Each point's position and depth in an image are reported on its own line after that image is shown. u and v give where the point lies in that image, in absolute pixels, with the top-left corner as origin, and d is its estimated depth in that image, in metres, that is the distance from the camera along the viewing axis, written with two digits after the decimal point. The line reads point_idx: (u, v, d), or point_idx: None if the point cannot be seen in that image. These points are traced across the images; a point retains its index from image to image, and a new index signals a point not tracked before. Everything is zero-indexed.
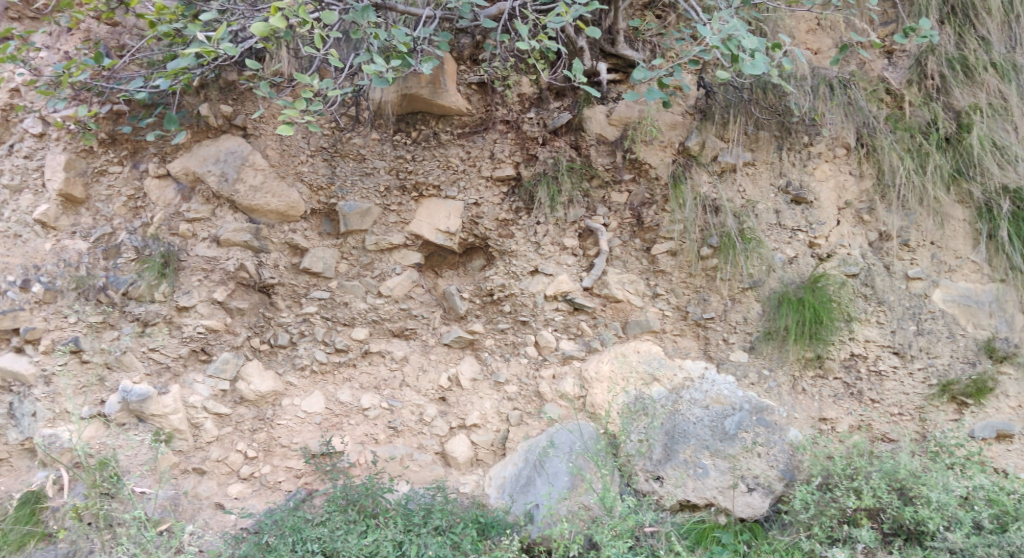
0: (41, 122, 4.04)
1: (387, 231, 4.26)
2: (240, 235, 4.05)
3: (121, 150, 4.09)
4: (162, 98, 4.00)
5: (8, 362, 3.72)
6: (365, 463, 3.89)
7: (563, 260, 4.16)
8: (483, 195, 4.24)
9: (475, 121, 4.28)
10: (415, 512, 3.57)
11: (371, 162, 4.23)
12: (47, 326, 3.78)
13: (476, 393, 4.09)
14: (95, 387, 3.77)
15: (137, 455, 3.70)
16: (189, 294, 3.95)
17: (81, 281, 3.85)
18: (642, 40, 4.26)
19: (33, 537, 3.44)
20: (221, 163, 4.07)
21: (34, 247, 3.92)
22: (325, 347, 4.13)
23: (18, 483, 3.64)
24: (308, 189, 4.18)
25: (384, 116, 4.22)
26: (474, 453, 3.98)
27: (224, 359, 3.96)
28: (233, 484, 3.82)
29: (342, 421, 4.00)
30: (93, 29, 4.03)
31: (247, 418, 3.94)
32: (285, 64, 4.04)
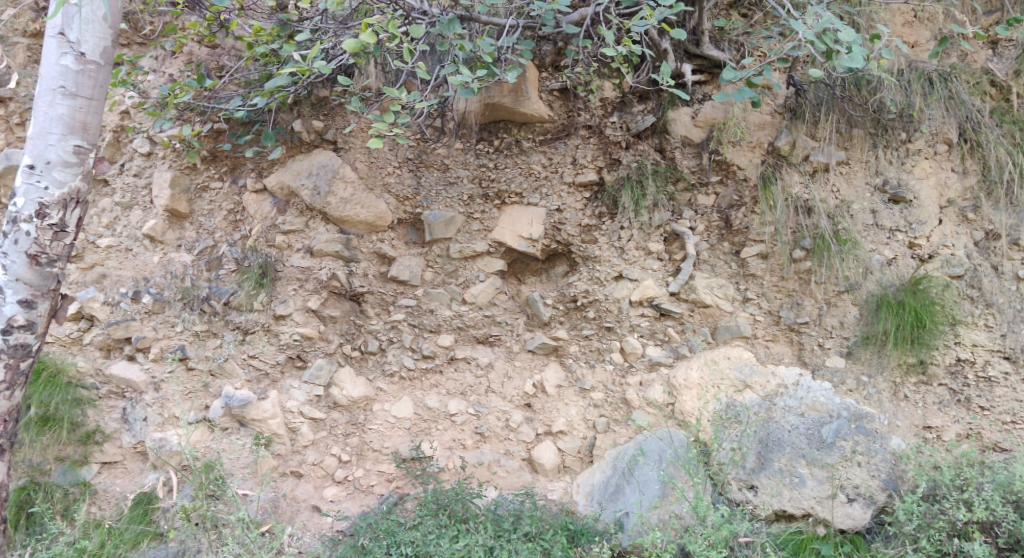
0: (148, 141, 4.27)
1: (471, 239, 4.31)
2: (331, 245, 4.18)
3: (221, 167, 4.29)
4: (259, 116, 4.18)
5: (121, 370, 3.94)
6: (454, 468, 3.95)
7: (648, 265, 4.11)
8: (565, 201, 4.23)
9: (557, 127, 4.28)
10: (504, 518, 3.59)
11: (454, 172, 4.30)
12: (156, 334, 4.00)
13: (562, 400, 4.10)
14: (200, 393, 3.94)
15: (239, 459, 3.85)
16: (285, 303, 4.08)
17: (187, 292, 4.06)
18: (729, 39, 4.17)
19: (146, 536, 3.58)
20: (313, 177, 4.20)
21: (143, 260, 4.15)
22: (413, 353, 4.21)
23: (132, 485, 3.80)
24: (395, 200, 4.28)
25: (467, 126, 4.28)
26: (561, 460, 3.98)
27: (318, 366, 4.09)
28: (329, 488, 3.93)
29: (431, 426, 4.07)
30: (195, 52, 4.25)
31: (341, 423, 4.06)
32: (373, 79, 4.14)
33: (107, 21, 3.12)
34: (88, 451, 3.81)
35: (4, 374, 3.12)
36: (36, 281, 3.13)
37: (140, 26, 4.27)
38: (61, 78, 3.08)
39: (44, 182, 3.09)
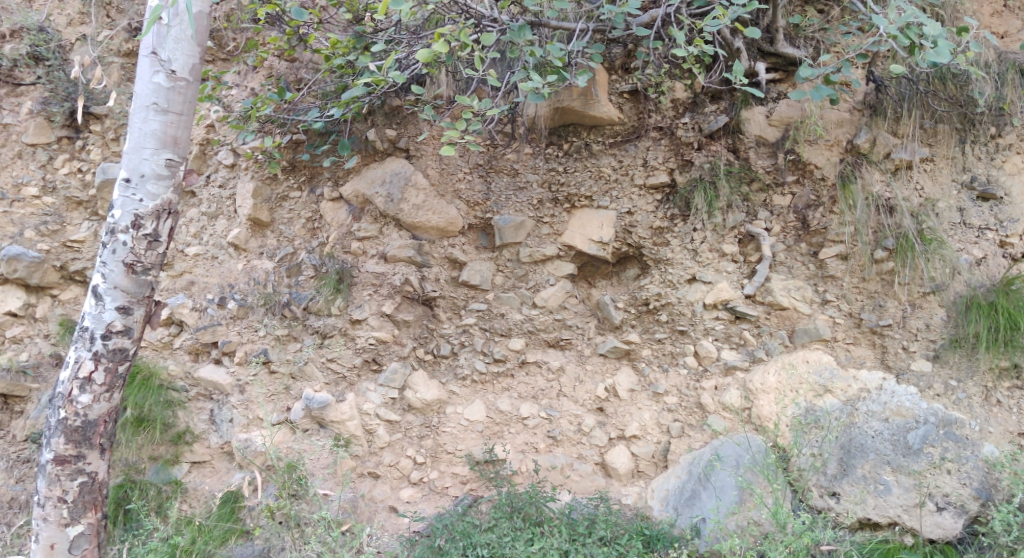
0: (232, 153, 4.47)
1: (541, 242, 4.31)
2: (405, 250, 4.25)
3: (300, 177, 4.44)
4: (335, 126, 4.32)
5: (209, 373, 4.11)
6: (527, 472, 3.97)
7: (722, 267, 4.06)
8: (636, 203, 4.20)
9: (627, 129, 4.24)
10: (579, 522, 3.60)
11: (524, 176, 4.32)
12: (240, 338, 4.16)
13: (635, 404, 4.06)
14: (282, 395, 4.07)
15: (320, 460, 3.96)
16: (361, 308, 4.19)
17: (269, 298, 4.20)
18: (804, 36, 4.09)
19: (234, 533, 3.72)
20: (387, 185, 4.29)
21: (228, 268, 4.33)
22: (484, 356, 4.23)
23: (219, 484, 3.94)
24: (465, 206, 4.34)
25: (537, 130, 4.31)
26: (635, 465, 3.95)
27: (393, 369, 4.14)
28: (405, 489, 4.00)
29: (503, 429, 4.10)
30: (274, 66, 4.41)
31: (415, 425, 4.11)
32: (444, 87, 4.22)
33: (195, 39, 3.26)
34: (179, 451, 3.99)
35: (104, 377, 3.28)
36: (132, 289, 3.28)
37: (224, 43, 4.49)
38: (154, 96, 3.23)
39: (139, 195, 3.26)
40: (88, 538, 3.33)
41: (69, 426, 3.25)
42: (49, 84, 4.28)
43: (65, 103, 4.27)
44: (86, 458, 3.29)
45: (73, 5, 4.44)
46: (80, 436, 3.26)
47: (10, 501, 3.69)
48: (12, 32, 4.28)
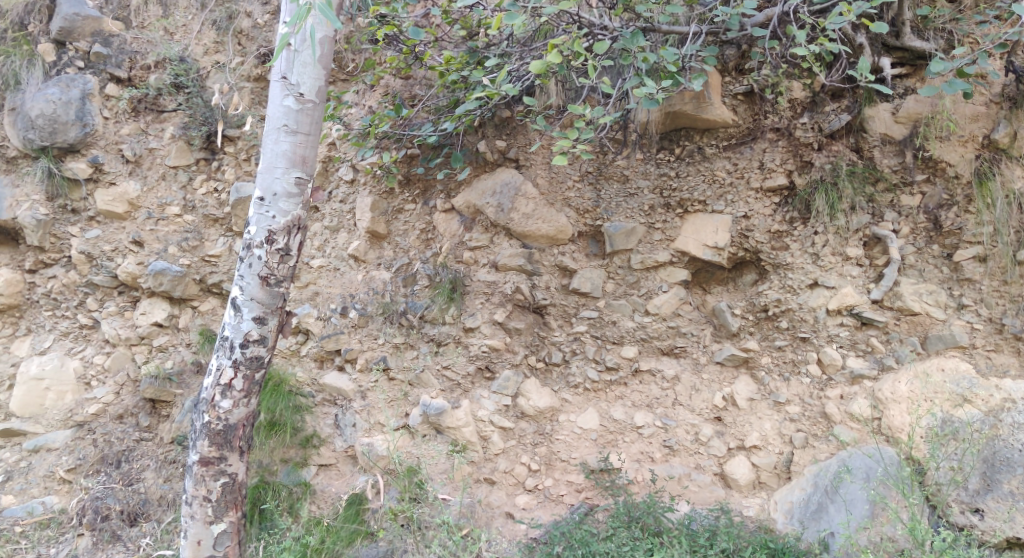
0: (352, 169, 4.66)
1: (653, 249, 4.22)
2: (515, 259, 4.26)
3: (414, 190, 4.57)
4: (447, 140, 4.43)
5: (334, 380, 4.31)
6: (644, 481, 3.94)
7: (846, 271, 3.91)
8: (752, 207, 4.08)
9: (742, 131, 4.12)
10: (699, 533, 3.53)
11: (634, 182, 4.24)
12: (361, 346, 4.34)
13: (755, 414, 3.95)
14: (401, 401, 4.22)
15: (438, 464, 4.06)
16: (474, 316, 4.25)
17: (387, 307, 4.36)
18: (934, 28, 3.89)
19: (359, 535, 3.81)
20: (497, 196, 4.32)
21: (349, 279, 4.51)
22: (596, 364, 4.21)
23: (345, 486, 4.10)
24: (575, 213, 4.29)
25: (648, 135, 4.23)
26: (756, 476, 3.85)
27: (506, 377, 4.19)
28: (521, 496, 4.03)
29: (618, 438, 4.07)
30: (390, 84, 4.56)
31: (529, 433, 4.14)
32: (555, 97, 4.25)
33: (320, 63, 3.41)
34: (308, 454, 4.18)
35: (243, 384, 3.47)
36: (266, 300, 3.46)
37: (344, 64, 4.70)
38: (284, 118, 3.40)
39: (272, 212, 3.43)
40: (230, 535, 3.54)
41: (212, 430, 3.46)
42: (188, 110, 4.62)
43: (203, 127, 4.59)
44: (227, 460, 3.50)
45: (209, 35, 4.75)
46: (222, 439, 3.47)
47: (159, 499, 3.92)
48: (157, 63, 4.65)
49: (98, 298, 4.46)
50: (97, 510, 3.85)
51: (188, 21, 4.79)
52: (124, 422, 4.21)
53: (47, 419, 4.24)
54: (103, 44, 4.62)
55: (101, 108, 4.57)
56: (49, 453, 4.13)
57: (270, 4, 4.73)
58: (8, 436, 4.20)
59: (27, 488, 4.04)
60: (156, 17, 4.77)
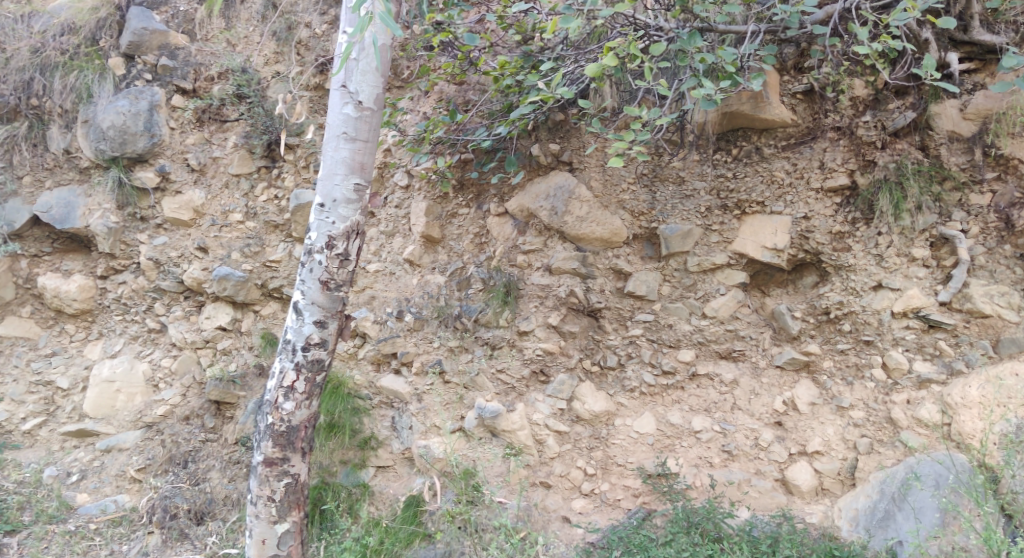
0: (407, 175, 4.71)
1: (710, 251, 4.17)
2: (569, 262, 4.26)
3: (468, 195, 4.60)
4: (502, 143, 4.42)
5: (390, 383, 4.36)
6: (703, 487, 3.88)
7: (912, 273, 3.81)
8: (813, 208, 4.01)
9: (802, 131, 4.05)
10: (761, 540, 3.48)
11: (691, 184, 4.20)
12: (417, 349, 4.39)
13: (817, 419, 3.87)
14: (456, 404, 4.24)
15: (494, 468, 4.08)
16: (528, 319, 4.26)
17: (442, 311, 4.40)
18: (1004, 21, 3.78)
19: (417, 536, 3.84)
20: (551, 199, 4.31)
21: (404, 283, 4.56)
22: (652, 368, 4.16)
23: (402, 488, 4.12)
24: (630, 216, 4.26)
25: (704, 136, 4.18)
26: (819, 482, 3.77)
27: (561, 380, 4.18)
28: (577, 500, 4.01)
29: (675, 443, 4.01)
30: (444, 90, 4.61)
31: (584, 437, 4.12)
32: (610, 99, 4.22)
33: (379, 71, 3.45)
34: (366, 455, 4.22)
35: (305, 386, 3.54)
36: (327, 304, 3.51)
37: (399, 71, 4.77)
38: (343, 125, 3.45)
39: (332, 218, 3.48)
40: (293, 535, 3.62)
41: (276, 431, 3.52)
42: (249, 120, 4.73)
43: (265, 136, 4.68)
44: (290, 461, 3.57)
45: (269, 45, 4.86)
46: (286, 440, 3.54)
47: (224, 498, 4.01)
48: (220, 74, 4.78)
49: (165, 303, 4.63)
50: (166, 509, 3.95)
51: (250, 32, 4.92)
52: (190, 423, 4.33)
53: (118, 420, 4.41)
54: (169, 57, 4.78)
55: (168, 119, 4.72)
56: (120, 453, 4.28)
57: (327, 14, 4.82)
58: (83, 436, 4.39)
59: (100, 487, 4.19)
60: (220, 30, 4.90)
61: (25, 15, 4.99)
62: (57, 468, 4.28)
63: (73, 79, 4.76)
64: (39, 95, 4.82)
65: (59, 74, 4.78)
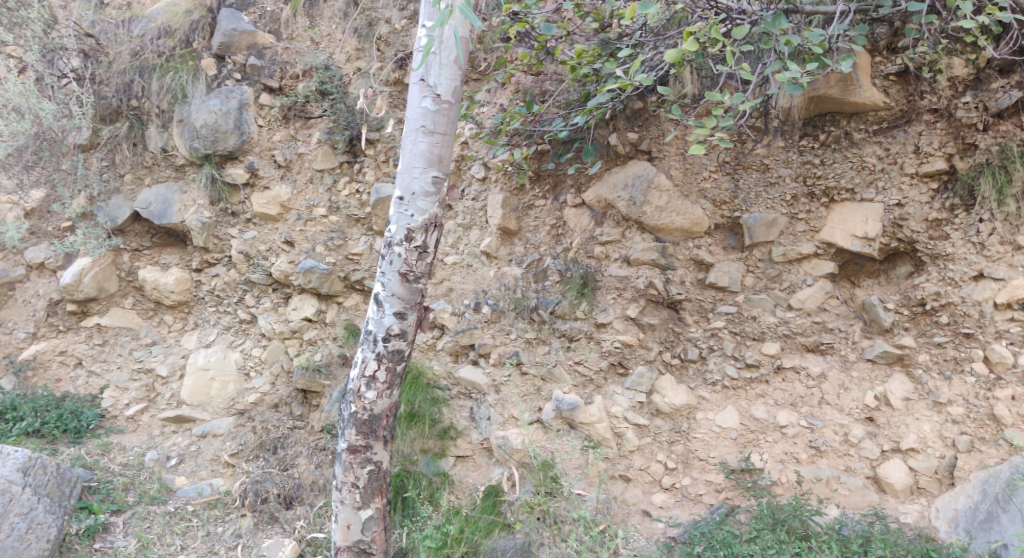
0: (484, 167, 4.73)
1: (796, 240, 4.04)
2: (648, 253, 4.20)
3: (544, 186, 4.58)
4: (579, 134, 4.38)
5: (468, 374, 4.40)
6: (789, 483, 3.77)
7: (1018, 262, 3.59)
8: (907, 194, 3.84)
9: (895, 114, 3.89)
10: (851, 539, 3.38)
11: (776, 171, 4.06)
12: (494, 341, 4.42)
13: (912, 414, 3.72)
14: (533, 395, 4.25)
15: (572, 460, 4.05)
16: (606, 312, 4.22)
17: (518, 302, 4.41)
18: None
19: (497, 526, 3.85)
20: (629, 188, 4.25)
21: (481, 275, 4.59)
22: (735, 361, 4.05)
23: (481, 478, 4.15)
24: (711, 205, 4.15)
25: (790, 122, 4.04)
26: (914, 481, 3.63)
27: (640, 373, 4.14)
28: (657, 494, 3.95)
29: (759, 437, 3.90)
30: (521, 81, 4.59)
31: (665, 430, 4.05)
32: (691, 85, 4.16)
33: (457, 63, 3.46)
34: (445, 446, 4.27)
35: (386, 376, 3.58)
36: (407, 296, 3.55)
37: (476, 64, 4.79)
38: (422, 119, 3.47)
39: (411, 211, 3.51)
40: (376, 521, 3.69)
41: (359, 419, 3.60)
42: (333, 116, 4.83)
43: (346, 131, 4.78)
44: (373, 448, 3.63)
45: (351, 43, 4.96)
46: (368, 428, 3.60)
47: (311, 484, 4.11)
48: (305, 72, 4.91)
49: (254, 295, 4.82)
50: (257, 493, 4.08)
51: (333, 30, 5.03)
52: (279, 411, 4.51)
53: (213, 407, 4.63)
54: (257, 57, 4.95)
55: (256, 117, 4.89)
56: (215, 438, 4.49)
57: (407, 9, 4.87)
58: (181, 421, 4.63)
59: (197, 470, 4.39)
60: (304, 28, 5.05)
61: (126, 20, 5.24)
62: (158, 452, 4.51)
63: (169, 80, 4.97)
64: (138, 97, 5.07)
65: (156, 76, 5.00)
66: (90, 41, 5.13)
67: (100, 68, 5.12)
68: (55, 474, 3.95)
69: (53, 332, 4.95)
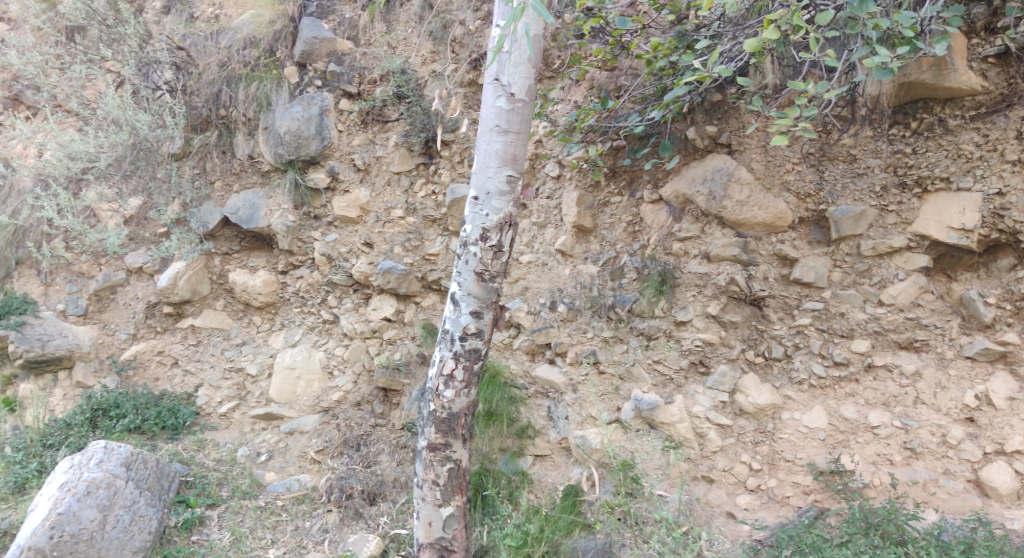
0: (558, 165, 4.71)
1: (886, 233, 3.88)
2: (729, 249, 4.10)
3: (620, 182, 4.53)
4: (655, 128, 4.33)
5: (545, 373, 4.39)
6: (882, 486, 3.63)
7: None
8: (1008, 182, 3.62)
9: (994, 98, 3.68)
10: (952, 546, 3.25)
11: (864, 162, 3.92)
12: (571, 340, 4.39)
13: (1017, 415, 3.53)
14: (612, 395, 4.21)
15: (653, 460, 4.00)
16: (686, 310, 4.16)
17: (595, 300, 4.38)
18: None
19: (577, 525, 3.85)
20: (708, 183, 4.17)
21: (557, 273, 4.57)
22: (823, 360, 3.91)
23: (560, 477, 4.13)
24: (795, 198, 4.03)
25: (879, 110, 3.89)
26: (1021, 485, 3.45)
27: (722, 372, 4.05)
28: (742, 495, 3.85)
29: (849, 438, 3.76)
30: (596, 77, 4.57)
31: (749, 431, 3.94)
32: (771, 75, 4.03)
33: (531, 61, 3.45)
34: (524, 444, 4.27)
35: (463, 375, 3.60)
36: (482, 295, 3.57)
37: (550, 61, 4.78)
38: (496, 118, 3.48)
39: (486, 210, 3.53)
40: (457, 518, 3.73)
41: (437, 418, 3.63)
42: (409, 119, 4.93)
43: (422, 133, 4.88)
44: (452, 446, 3.67)
45: (427, 46, 5.04)
46: (447, 426, 3.64)
47: (393, 481, 4.21)
48: (382, 76, 5.01)
49: (336, 295, 4.95)
50: (343, 488, 4.18)
51: (409, 34, 5.11)
52: (361, 409, 4.63)
53: (299, 405, 4.76)
54: (337, 63, 5.08)
55: (336, 122, 5.01)
56: (302, 435, 4.62)
57: (480, 10, 4.91)
58: (270, 419, 4.78)
59: (285, 466, 4.52)
60: (381, 34, 5.14)
61: (215, 32, 5.46)
62: (249, 448, 4.67)
63: (255, 90, 5.17)
64: (226, 106, 5.27)
65: (243, 86, 5.21)
66: (181, 54, 5.35)
67: (191, 79, 5.34)
68: (155, 469, 4.14)
69: (151, 333, 5.17)
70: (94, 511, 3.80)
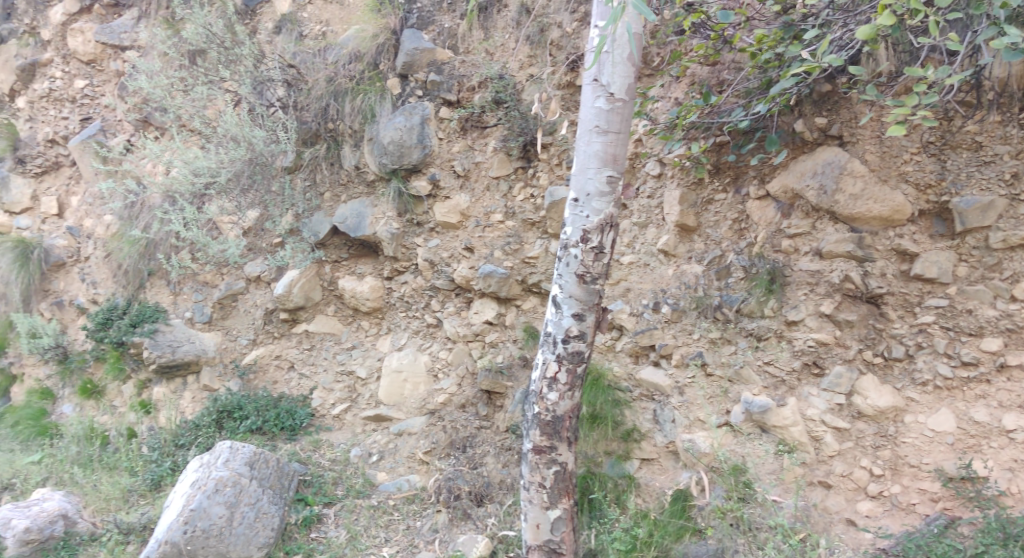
0: (659, 164, 4.62)
1: (1019, 224, 3.61)
2: (843, 245, 3.95)
3: (724, 179, 4.40)
4: (761, 122, 4.22)
5: (650, 375, 4.33)
6: (1019, 494, 3.40)
7: None
8: None
9: None
10: None
11: (991, 149, 3.69)
12: (676, 341, 4.31)
13: None
14: (720, 397, 4.11)
15: (766, 464, 3.89)
16: (797, 309, 4.02)
17: (701, 301, 4.29)
18: None
19: (687, 531, 3.78)
20: (819, 176, 4.02)
21: (660, 274, 4.49)
22: (949, 360, 3.70)
23: (668, 481, 4.06)
24: (914, 189, 3.84)
25: (1008, 93, 3.66)
26: None
27: (838, 373, 3.88)
28: (863, 502, 3.68)
29: (981, 443, 3.54)
30: (697, 73, 4.48)
31: (869, 434, 3.77)
32: (886, 62, 3.85)
33: (630, 60, 3.41)
34: (630, 447, 4.21)
35: (567, 377, 3.60)
36: (584, 297, 3.55)
37: (650, 59, 4.70)
38: (596, 119, 3.47)
39: (586, 212, 3.52)
40: (565, 521, 3.70)
41: (542, 420, 3.64)
42: (507, 124, 5.00)
43: (520, 137, 4.94)
44: (557, 449, 3.66)
45: (524, 50, 5.08)
46: (552, 429, 3.64)
47: (500, 482, 4.26)
48: (481, 83, 5.09)
49: (439, 300, 5.08)
50: (451, 489, 4.26)
51: (507, 40, 5.18)
52: (466, 411, 4.70)
53: (407, 406, 4.88)
54: (437, 73, 5.19)
55: (437, 130, 5.11)
56: (410, 436, 4.73)
57: (578, 12, 4.91)
58: (380, 420, 4.92)
59: (395, 467, 4.62)
60: (479, 41, 5.24)
61: (322, 49, 5.68)
62: (361, 448, 4.81)
63: (360, 102, 5.35)
64: (334, 119, 5.48)
65: (349, 99, 5.40)
66: (292, 71, 5.60)
67: (301, 95, 5.57)
68: (275, 468, 4.33)
69: (269, 338, 5.39)
70: (222, 508, 4.01)
